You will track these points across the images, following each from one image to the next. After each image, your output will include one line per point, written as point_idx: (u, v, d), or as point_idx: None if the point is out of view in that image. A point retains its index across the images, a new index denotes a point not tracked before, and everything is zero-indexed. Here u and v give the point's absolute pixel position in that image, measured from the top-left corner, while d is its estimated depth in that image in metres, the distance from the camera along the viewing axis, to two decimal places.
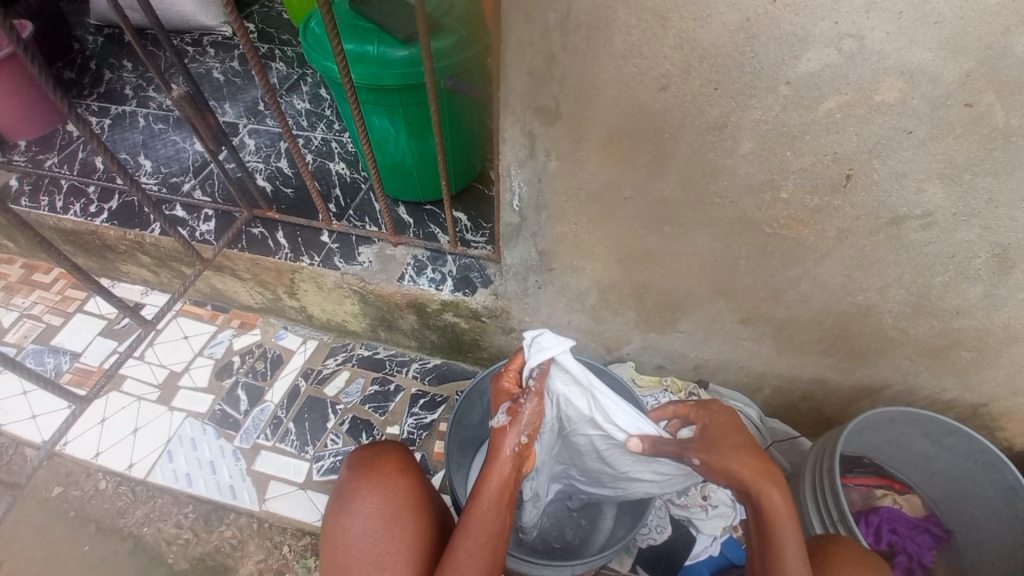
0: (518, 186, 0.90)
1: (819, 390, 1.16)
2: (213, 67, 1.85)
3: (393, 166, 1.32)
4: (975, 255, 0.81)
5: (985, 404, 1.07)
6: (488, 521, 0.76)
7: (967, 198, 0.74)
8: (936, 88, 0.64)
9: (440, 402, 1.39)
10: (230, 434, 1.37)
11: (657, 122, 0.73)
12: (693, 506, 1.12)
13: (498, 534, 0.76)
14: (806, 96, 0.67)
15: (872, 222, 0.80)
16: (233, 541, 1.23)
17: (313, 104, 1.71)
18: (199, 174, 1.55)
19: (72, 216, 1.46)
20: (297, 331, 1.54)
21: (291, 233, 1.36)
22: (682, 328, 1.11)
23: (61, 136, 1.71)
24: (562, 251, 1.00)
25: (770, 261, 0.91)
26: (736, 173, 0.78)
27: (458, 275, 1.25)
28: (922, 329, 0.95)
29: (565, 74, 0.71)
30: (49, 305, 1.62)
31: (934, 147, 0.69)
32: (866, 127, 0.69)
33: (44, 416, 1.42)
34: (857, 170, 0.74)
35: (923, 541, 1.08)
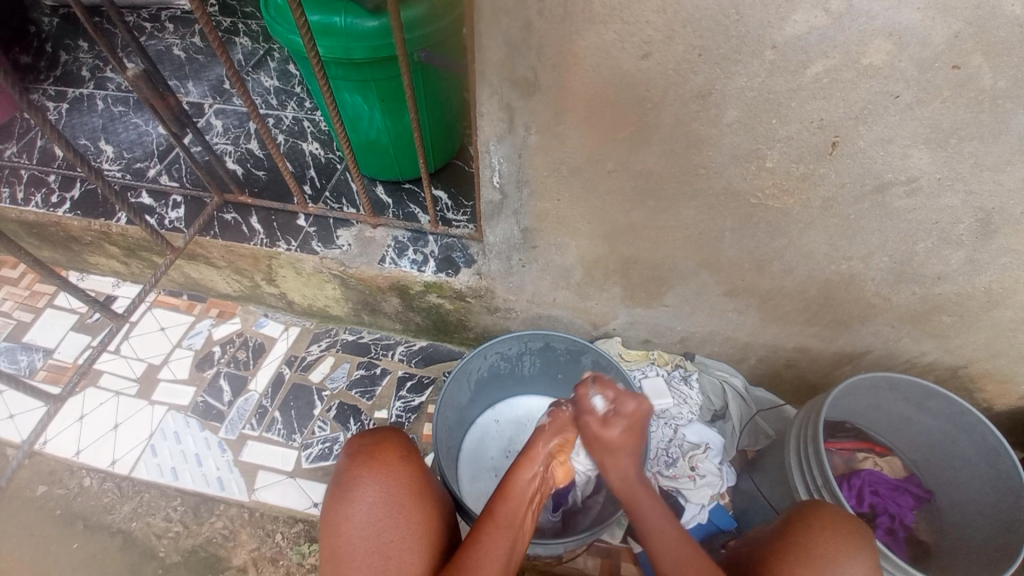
0: (498, 163, 0.87)
1: (802, 358, 1.17)
2: (173, 44, 1.76)
3: (368, 144, 1.27)
4: (958, 220, 0.81)
5: (964, 366, 1.09)
6: (523, 518, 0.80)
7: (952, 162, 0.73)
8: (925, 49, 0.62)
9: (427, 384, 1.38)
10: (214, 425, 1.35)
11: (640, 91, 0.71)
12: (681, 477, 1.13)
13: (521, 530, 0.79)
14: (792, 61, 0.64)
15: (857, 189, 0.79)
16: (224, 532, 1.22)
17: (282, 81, 1.64)
18: (165, 159, 1.48)
19: (33, 207, 1.39)
20: (278, 318, 1.51)
21: (265, 218, 1.31)
22: (668, 302, 1.11)
23: (18, 123, 1.62)
24: (546, 228, 0.98)
25: (756, 231, 0.89)
26: (722, 143, 0.76)
27: (440, 256, 1.22)
28: (904, 296, 0.96)
29: (542, 43, 0.67)
30: (19, 301, 1.56)
31: (921, 111, 0.68)
32: (853, 91, 0.67)
33: (21, 415, 1.38)
34: (842, 136, 0.72)
35: (904, 502, 1.11)
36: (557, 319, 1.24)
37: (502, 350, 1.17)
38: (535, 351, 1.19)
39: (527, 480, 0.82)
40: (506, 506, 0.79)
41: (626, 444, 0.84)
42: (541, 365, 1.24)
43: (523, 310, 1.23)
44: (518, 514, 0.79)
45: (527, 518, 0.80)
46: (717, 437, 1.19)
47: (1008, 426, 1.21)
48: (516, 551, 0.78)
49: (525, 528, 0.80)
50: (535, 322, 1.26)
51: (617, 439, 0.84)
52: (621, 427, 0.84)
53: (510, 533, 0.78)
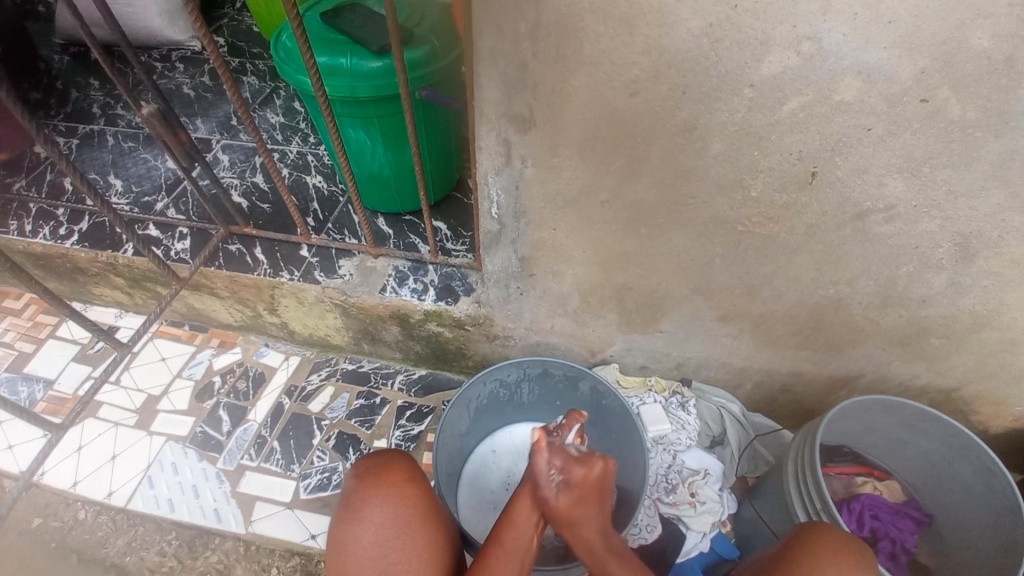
0: (496, 194, 0.91)
1: (797, 383, 1.19)
2: (183, 83, 1.83)
3: (371, 177, 1.32)
4: (937, 245, 0.84)
5: (956, 389, 1.11)
6: (531, 539, 0.80)
7: (926, 190, 0.77)
8: (891, 86, 0.66)
9: (427, 412, 1.39)
10: (213, 456, 1.35)
11: (629, 126, 0.75)
12: (682, 503, 1.14)
13: (528, 551, 0.80)
14: (770, 97, 0.69)
15: (839, 216, 0.83)
16: (219, 566, 1.20)
17: (288, 117, 1.71)
18: (172, 193, 1.53)
19: (41, 239, 1.42)
20: (279, 347, 1.52)
21: (269, 249, 1.35)
22: (663, 327, 1.13)
23: (29, 158, 1.67)
24: (543, 256, 1.01)
25: (745, 258, 0.93)
26: (708, 174, 0.80)
27: (440, 285, 1.24)
28: (892, 319, 0.99)
29: (537, 82, 0.72)
30: (20, 332, 1.57)
31: (893, 142, 0.72)
32: (829, 125, 0.71)
33: (19, 446, 1.38)
34: (821, 166, 0.76)
35: (905, 526, 1.12)
36: (556, 346, 1.26)
37: (501, 376, 1.18)
38: (534, 377, 1.20)
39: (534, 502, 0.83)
40: (514, 530, 0.80)
41: (583, 515, 0.79)
42: (539, 391, 1.25)
43: (521, 337, 1.25)
44: (526, 539, 0.80)
45: (533, 543, 0.81)
46: (717, 462, 1.20)
47: (1005, 449, 1.22)
48: (522, 575, 0.79)
49: (532, 549, 0.80)
50: (533, 349, 1.28)
51: (571, 511, 0.78)
52: (573, 494, 0.78)
53: (517, 558, 0.78)
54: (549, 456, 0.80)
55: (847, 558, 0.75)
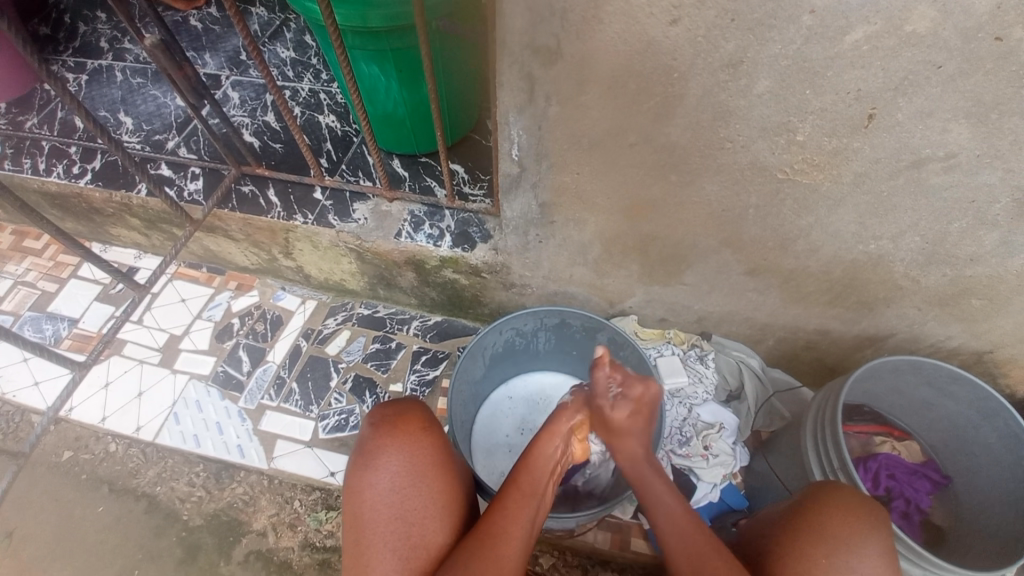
0: (517, 135, 0.85)
1: (823, 340, 1.15)
2: (190, 14, 1.74)
3: (386, 118, 1.26)
4: (995, 199, 0.77)
5: (992, 351, 1.06)
6: (548, 486, 0.81)
7: (992, 139, 0.70)
8: (970, 17, 0.58)
9: (442, 358, 1.39)
10: (234, 395, 1.37)
11: (667, 59, 0.68)
12: (694, 455, 1.13)
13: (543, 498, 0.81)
14: (832, 27, 0.61)
15: (891, 165, 0.76)
16: (244, 497, 1.25)
17: (298, 52, 1.62)
18: (183, 131, 1.48)
19: (55, 178, 1.40)
20: (295, 291, 1.52)
21: (282, 191, 1.31)
22: (687, 280, 1.09)
23: (38, 94, 1.63)
24: (564, 203, 0.96)
25: (781, 209, 0.87)
26: (750, 115, 0.73)
27: (456, 230, 1.21)
28: (933, 278, 0.93)
29: (567, 8, 0.65)
30: (43, 272, 1.59)
31: (964, 82, 0.65)
32: (894, 61, 0.63)
33: (47, 382, 1.42)
34: (880, 109, 0.69)
35: (921, 486, 1.11)
36: (574, 296, 1.23)
37: (518, 326, 1.16)
38: (551, 328, 1.19)
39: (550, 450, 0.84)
40: (530, 475, 0.81)
41: (634, 428, 0.84)
42: (556, 342, 1.23)
43: (538, 286, 1.22)
44: (542, 484, 0.81)
45: (549, 487, 0.82)
46: (732, 417, 1.19)
47: None
48: (537, 522, 0.80)
49: (548, 494, 0.81)
50: (550, 299, 1.26)
51: (623, 423, 0.83)
52: (628, 410, 0.83)
53: (536, 500, 0.79)
54: (610, 372, 0.86)
55: (858, 518, 0.74)
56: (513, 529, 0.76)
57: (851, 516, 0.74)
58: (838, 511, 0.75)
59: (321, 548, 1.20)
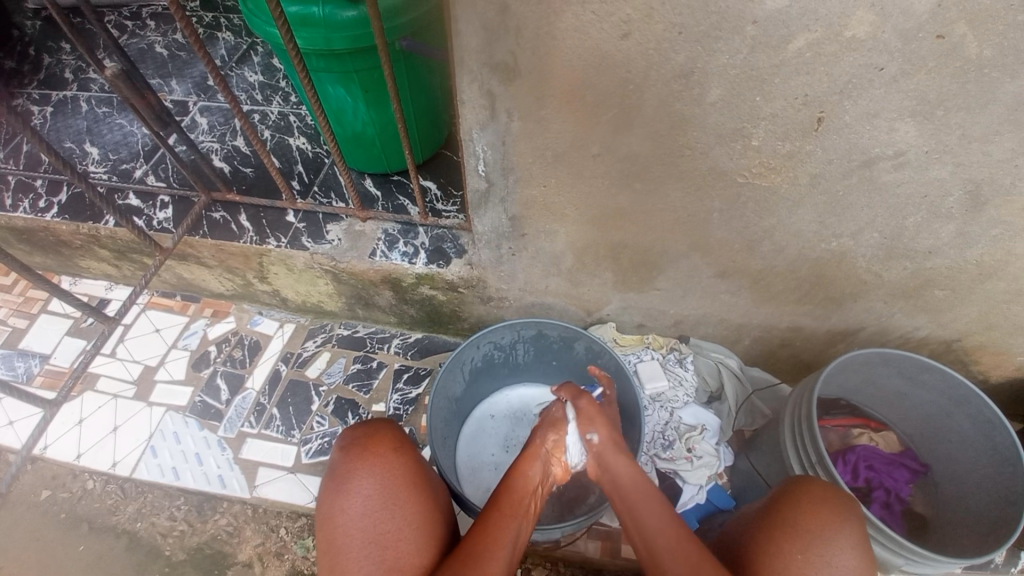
0: (482, 151, 0.86)
1: (796, 338, 1.18)
2: (155, 42, 1.73)
3: (354, 137, 1.26)
4: (947, 193, 0.80)
5: (957, 339, 1.09)
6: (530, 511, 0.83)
7: (939, 135, 0.73)
8: (907, 20, 0.61)
9: (424, 375, 1.38)
10: (213, 424, 1.35)
11: (621, 72, 0.70)
12: (678, 458, 1.14)
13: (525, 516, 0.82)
14: (775, 35, 0.63)
15: (845, 164, 0.78)
16: (228, 528, 1.22)
17: (266, 75, 1.62)
18: (151, 159, 1.47)
19: (22, 213, 1.37)
20: (273, 315, 1.50)
21: (254, 215, 1.30)
22: (661, 285, 1.10)
23: (1, 129, 1.60)
24: (534, 215, 0.97)
25: (745, 212, 0.89)
26: (706, 123, 0.75)
27: (430, 247, 1.21)
28: (896, 271, 0.96)
29: (520, 26, 0.66)
30: (11, 308, 1.55)
31: (905, 83, 0.67)
32: (837, 65, 0.66)
33: (19, 421, 1.38)
34: (828, 112, 0.71)
35: (899, 475, 1.12)
36: (551, 306, 1.24)
37: (496, 340, 1.16)
38: (529, 340, 1.19)
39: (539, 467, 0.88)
40: (511, 496, 0.83)
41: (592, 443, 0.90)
42: (535, 353, 1.24)
43: (516, 299, 1.23)
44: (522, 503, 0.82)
45: (529, 506, 0.83)
46: (713, 418, 1.21)
47: (1002, 398, 1.22)
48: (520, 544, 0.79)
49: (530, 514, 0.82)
50: (528, 310, 1.26)
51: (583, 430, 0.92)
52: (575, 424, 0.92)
53: (518, 520, 0.80)
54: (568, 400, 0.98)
55: (827, 509, 0.76)
56: (497, 548, 0.76)
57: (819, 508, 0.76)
58: (816, 502, 0.76)
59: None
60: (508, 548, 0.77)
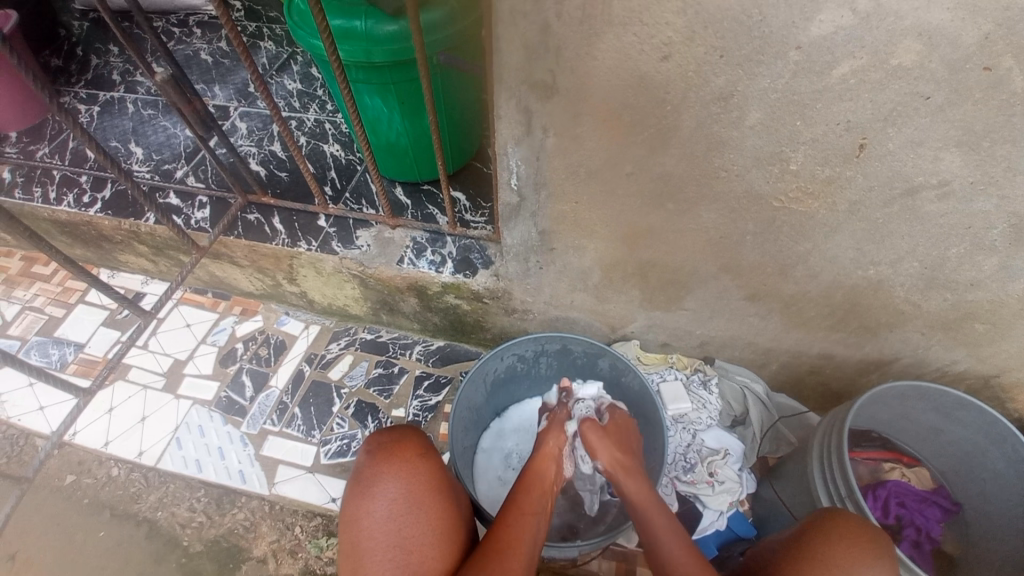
0: (516, 165, 0.87)
1: (826, 365, 1.15)
2: (200, 49, 1.80)
3: (388, 147, 1.29)
4: (992, 226, 0.78)
5: (997, 375, 1.05)
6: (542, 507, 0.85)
7: (985, 167, 0.71)
8: (955, 50, 0.60)
9: (444, 383, 1.39)
10: (237, 420, 1.37)
11: (659, 93, 0.70)
12: (699, 482, 1.12)
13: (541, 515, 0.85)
14: (818, 61, 0.63)
15: (886, 192, 0.77)
16: (245, 523, 1.24)
17: (305, 83, 1.67)
18: (191, 160, 1.52)
19: (65, 207, 1.43)
20: (299, 316, 1.53)
21: (287, 218, 1.33)
22: (687, 306, 1.09)
23: (52, 126, 1.68)
24: (563, 230, 0.97)
25: (778, 236, 0.88)
26: (743, 146, 0.74)
27: (458, 256, 1.22)
28: (935, 303, 0.93)
29: (561, 45, 0.67)
30: (50, 297, 1.61)
31: (952, 113, 0.66)
32: (882, 93, 0.65)
33: (52, 407, 1.43)
34: (870, 138, 0.70)
35: (931, 514, 1.08)
36: (575, 321, 1.23)
37: (519, 352, 1.16)
38: (552, 353, 1.19)
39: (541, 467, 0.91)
40: (529, 495, 0.86)
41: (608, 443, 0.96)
42: (558, 367, 1.23)
43: (540, 312, 1.23)
44: (539, 503, 0.86)
45: (545, 503, 0.87)
46: (737, 442, 1.18)
47: None
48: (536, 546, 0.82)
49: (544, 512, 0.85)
50: (552, 324, 1.26)
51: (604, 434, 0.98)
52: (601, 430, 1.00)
53: (535, 518, 0.83)
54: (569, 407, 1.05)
55: (866, 539, 0.73)
56: (518, 546, 0.79)
57: (858, 537, 0.74)
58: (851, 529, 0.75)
59: None
60: (529, 543, 0.80)
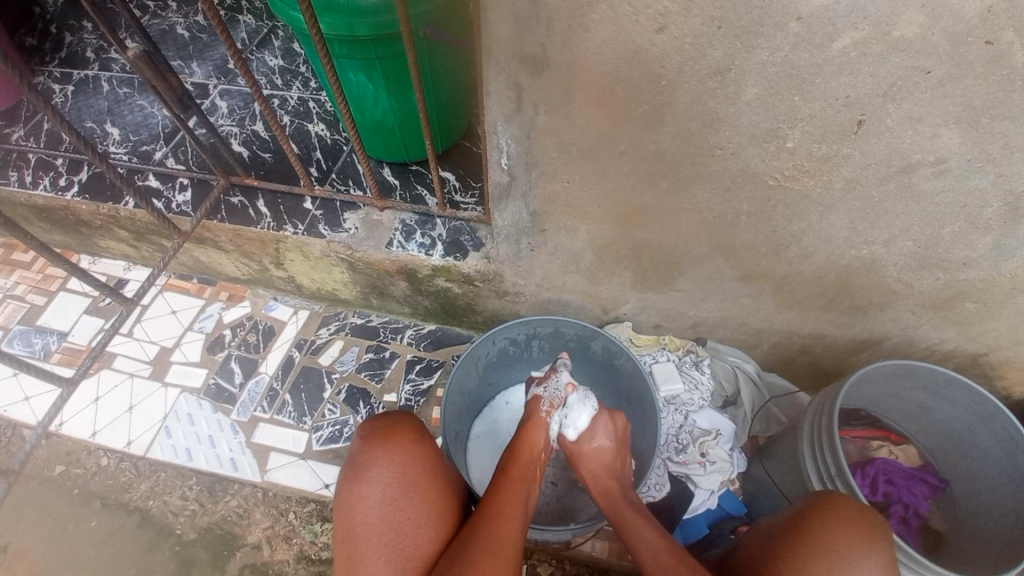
0: (506, 143, 0.85)
1: (818, 345, 1.15)
2: (176, 24, 1.73)
3: (374, 126, 1.25)
4: (987, 203, 0.77)
5: (986, 353, 1.06)
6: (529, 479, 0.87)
7: (983, 143, 0.69)
8: (958, 22, 0.58)
9: (436, 367, 1.38)
10: (226, 407, 1.36)
11: (654, 68, 0.68)
12: (691, 462, 1.13)
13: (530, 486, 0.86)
14: (818, 33, 0.61)
15: (882, 170, 0.75)
16: (238, 510, 1.24)
17: (287, 60, 1.61)
18: (172, 142, 1.47)
19: (42, 191, 1.39)
20: (287, 301, 1.51)
21: (272, 201, 1.30)
22: (680, 287, 1.08)
23: (24, 106, 1.61)
24: (556, 211, 0.95)
25: (773, 215, 0.86)
26: (739, 122, 0.72)
27: (448, 239, 1.20)
28: (928, 282, 0.93)
29: (552, 17, 0.64)
30: (31, 285, 1.57)
31: (952, 87, 0.64)
32: (882, 67, 0.63)
33: (37, 397, 1.40)
34: (869, 114, 0.69)
35: (918, 491, 1.09)
36: (567, 303, 1.22)
37: (511, 335, 1.15)
38: (544, 336, 1.18)
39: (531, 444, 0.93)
40: (517, 469, 0.88)
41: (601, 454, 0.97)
42: (549, 350, 1.22)
43: (531, 294, 1.21)
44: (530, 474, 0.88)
45: (534, 474, 0.89)
46: (728, 423, 1.19)
47: None
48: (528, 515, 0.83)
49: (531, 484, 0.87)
50: (543, 307, 1.25)
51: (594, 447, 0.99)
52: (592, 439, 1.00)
53: (525, 488, 0.85)
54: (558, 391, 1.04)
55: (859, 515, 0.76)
56: (512, 514, 0.79)
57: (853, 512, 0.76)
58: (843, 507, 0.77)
59: (315, 561, 1.18)
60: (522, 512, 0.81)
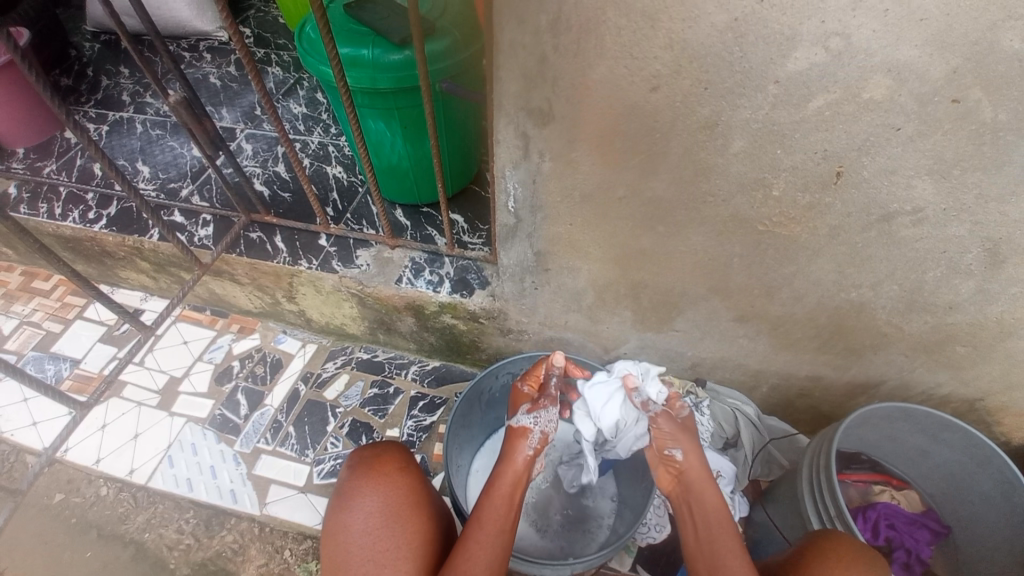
0: (513, 187, 0.91)
1: (815, 387, 1.17)
2: (209, 73, 1.86)
3: (390, 170, 1.33)
4: (966, 250, 0.81)
5: (981, 399, 1.08)
6: (503, 513, 0.83)
7: (956, 194, 0.75)
8: (923, 84, 0.64)
9: (439, 404, 1.40)
10: (230, 438, 1.38)
11: (649, 122, 0.74)
12: None
13: (506, 529, 0.82)
14: (795, 94, 0.67)
15: (864, 218, 0.81)
16: (234, 545, 1.23)
17: (310, 108, 1.72)
18: (197, 180, 1.56)
19: (71, 223, 1.46)
20: (296, 335, 1.55)
21: (289, 238, 1.36)
22: (679, 327, 1.12)
23: (60, 144, 1.72)
24: (558, 251, 1.01)
25: (764, 258, 0.91)
26: (728, 172, 0.78)
27: (455, 277, 1.25)
28: (916, 325, 0.96)
29: (557, 75, 0.71)
30: (49, 312, 1.62)
31: (923, 143, 0.70)
32: (856, 124, 0.69)
33: (44, 422, 1.43)
34: (847, 166, 0.74)
35: (921, 537, 1.08)
36: (569, 341, 1.25)
37: (514, 370, 1.18)
38: None
39: (507, 478, 0.86)
40: (490, 507, 0.83)
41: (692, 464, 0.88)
42: None
43: (535, 332, 1.25)
44: (501, 516, 0.82)
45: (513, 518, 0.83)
46: (729, 465, 1.18)
47: None
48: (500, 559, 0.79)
49: (509, 521, 0.82)
50: (546, 344, 1.28)
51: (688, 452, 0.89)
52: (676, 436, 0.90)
53: (497, 534, 0.81)
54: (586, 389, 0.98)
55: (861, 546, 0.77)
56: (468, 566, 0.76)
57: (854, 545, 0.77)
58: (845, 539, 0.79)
59: None
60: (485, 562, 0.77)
